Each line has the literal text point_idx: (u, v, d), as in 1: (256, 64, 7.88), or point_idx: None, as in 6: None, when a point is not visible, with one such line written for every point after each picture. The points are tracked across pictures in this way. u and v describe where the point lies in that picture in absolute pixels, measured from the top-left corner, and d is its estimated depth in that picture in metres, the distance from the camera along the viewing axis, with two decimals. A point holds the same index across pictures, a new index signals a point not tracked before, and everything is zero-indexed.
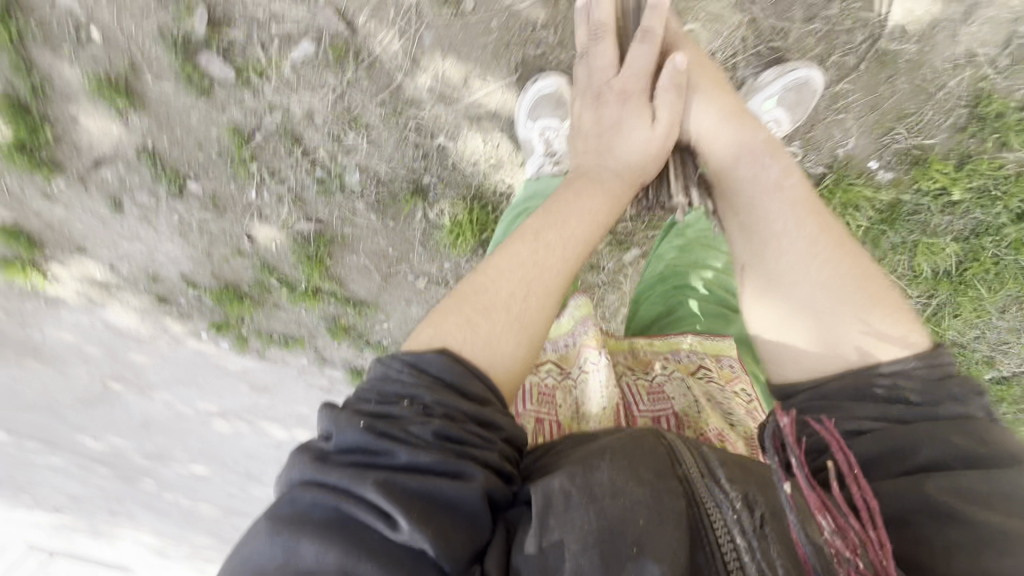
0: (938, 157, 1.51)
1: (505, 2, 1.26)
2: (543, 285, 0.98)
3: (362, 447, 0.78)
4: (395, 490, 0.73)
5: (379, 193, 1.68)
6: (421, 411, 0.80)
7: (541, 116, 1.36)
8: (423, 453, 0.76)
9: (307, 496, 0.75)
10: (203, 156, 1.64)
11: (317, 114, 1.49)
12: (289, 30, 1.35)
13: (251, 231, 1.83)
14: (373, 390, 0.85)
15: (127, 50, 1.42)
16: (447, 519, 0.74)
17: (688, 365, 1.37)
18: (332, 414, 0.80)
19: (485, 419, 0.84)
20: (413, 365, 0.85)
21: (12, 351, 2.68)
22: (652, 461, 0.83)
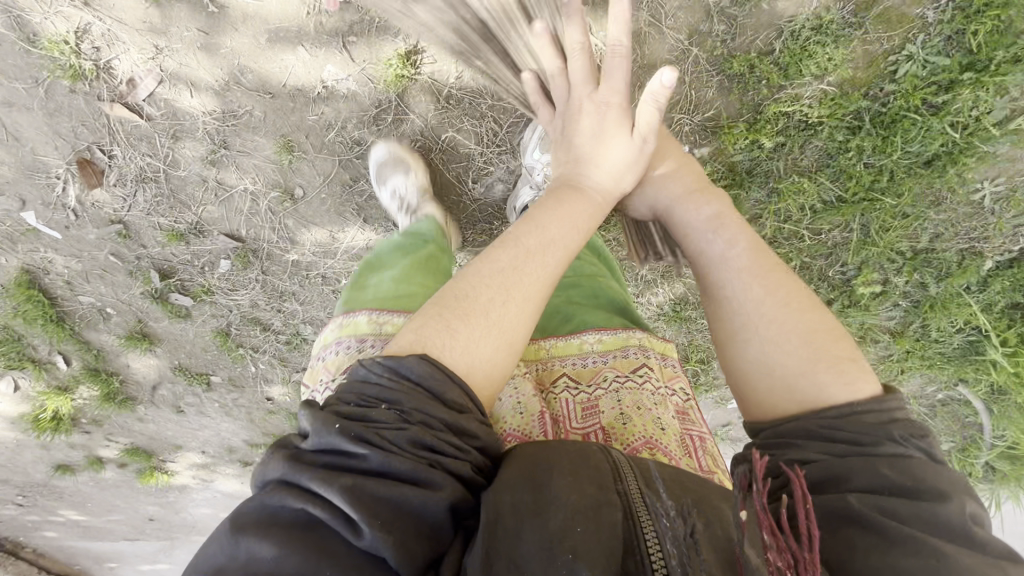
0: (731, 120, 1.45)
1: (321, 177, 1.58)
2: (527, 294, 0.84)
3: (336, 448, 0.69)
4: (362, 498, 0.66)
5: (331, 332, 2.04)
6: (403, 419, 0.72)
7: (389, 178, 1.42)
8: (397, 458, 0.68)
9: (276, 496, 0.66)
10: (210, 356, 2.15)
11: (258, 300, 1.92)
12: (208, 259, 1.79)
13: (268, 393, 2.29)
14: (352, 389, 0.76)
15: (132, 312, 1.99)
16: (409, 530, 0.67)
17: (591, 369, 1.10)
18: (313, 411, 0.71)
19: (468, 432, 0.75)
20: (391, 369, 0.75)
21: (182, 530, 3.45)
22: (596, 470, 0.75)
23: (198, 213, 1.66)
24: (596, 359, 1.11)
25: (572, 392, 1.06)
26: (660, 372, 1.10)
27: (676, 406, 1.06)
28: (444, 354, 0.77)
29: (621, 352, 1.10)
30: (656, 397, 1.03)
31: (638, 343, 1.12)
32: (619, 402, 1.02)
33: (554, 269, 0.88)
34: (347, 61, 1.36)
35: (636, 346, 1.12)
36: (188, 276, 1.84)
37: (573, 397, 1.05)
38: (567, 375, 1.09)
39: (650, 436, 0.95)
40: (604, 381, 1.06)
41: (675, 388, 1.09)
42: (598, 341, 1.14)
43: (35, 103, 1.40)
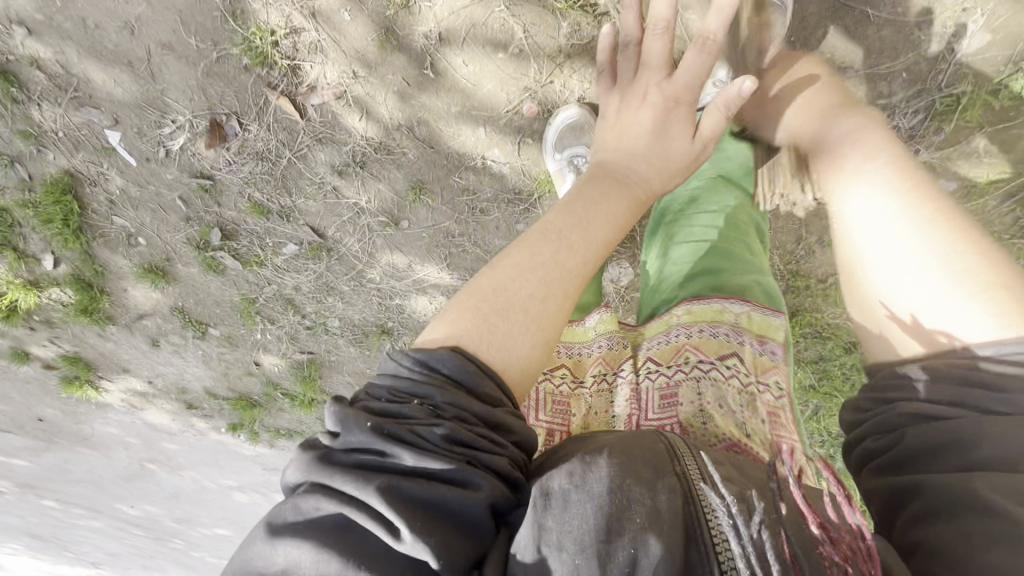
0: None
1: (430, 222, 1.69)
2: (563, 283, 0.83)
3: (369, 447, 0.68)
4: (399, 499, 0.65)
5: (355, 332, 2.13)
6: (437, 411, 0.70)
7: (569, 146, 1.37)
8: (432, 456, 0.67)
9: (309, 502, 0.66)
10: (220, 310, 2.13)
11: (304, 285, 1.96)
12: (279, 238, 1.81)
13: (258, 358, 2.30)
14: (384, 385, 0.75)
15: (164, 248, 1.92)
16: (451, 530, 0.65)
17: (671, 347, 1.14)
18: (338, 410, 0.70)
19: (502, 423, 0.73)
20: (420, 361, 0.74)
21: (68, 439, 3.19)
22: (652, 457, 0.73)
23: (296, 202, 1.69)
24: (679, 335, 1.15)
25: (652, 377, 1.11)
26: (750, 363, 1.11)
27: (771, 401, 1.07)
28: (482, 353, 0.77)
29: (703, 331, 1.14)
30: (742, 397, 1.04)
31: (726, 329, 1.14)
32: (700, 395, 1.04)
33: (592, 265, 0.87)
34: (513, 154, 1.50)
35: (727, 329, 1.14)
36: (248, 242, 1.83)
37: (654, 378, 1.10)
38: (649, 359, 1.15)
39: (735, 438, 0.96)
40: (686, 362, 1.10)
41: (763, 376, 1.11)
42: (686, 317, 1.18)
43: (199, 60, 1.37)
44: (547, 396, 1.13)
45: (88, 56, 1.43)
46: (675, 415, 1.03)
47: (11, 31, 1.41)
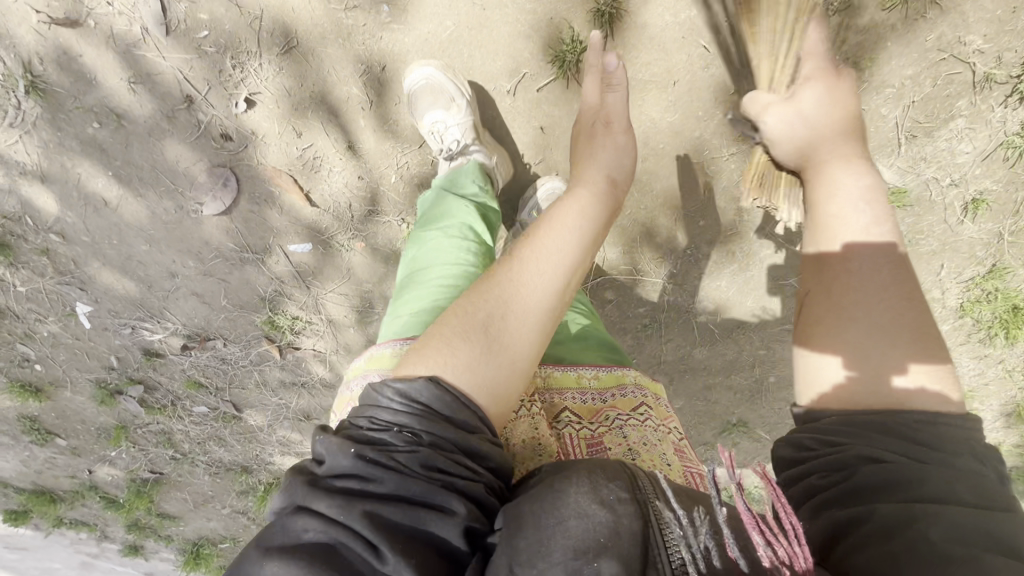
0: None
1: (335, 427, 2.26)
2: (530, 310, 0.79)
3: (354, 474, 0.66)
4: (383, 526, 0.62)
5: (216, 468, 2.46)
6: (412, 439, 0.68)
7: None
8: (413, 481, 0.65)
9: (299, 523, 0.63)
10: (81, 427, 2.22)
11: (193, 430, 2.27)
12: (196, 401, 2.14)
13: (93, 467, 2.38)
14: (363, 414, 0.72)
15: (59, 378, 2.02)
16: (428, 555, 0.62)
17: (591, 406, 1.02)
18: (326, 438, 0.68)
19: (474, 447, 0.70)
20: (402, 394, 0.70)
21: None
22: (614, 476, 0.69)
23: (232, 388, 2.10)
24: (595, 396, 1.04)
25: (575, 427, 0.97)
26: (654, 411, 1.02)
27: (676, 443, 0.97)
28: (454, 376, 0.71)
29: (617, 392, 1.05)
30: (659, 434, 0.96)
31: (632, 385, 1.07)
32: (624, 438, 0.94)
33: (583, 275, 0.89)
34: None
35: (631, 386, 1.07)
36: (162, 396, 2.11)
37: (575, 429, 0.97)
38: (568, 411, 1.00)
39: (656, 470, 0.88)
40: (606, 419, 0.99)
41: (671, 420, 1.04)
42: (595, 378, 1.07)
43: (220, 307, 1.80)
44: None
45: (109, 269, 1.69)
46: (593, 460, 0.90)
47: (41, 232, 1.59)
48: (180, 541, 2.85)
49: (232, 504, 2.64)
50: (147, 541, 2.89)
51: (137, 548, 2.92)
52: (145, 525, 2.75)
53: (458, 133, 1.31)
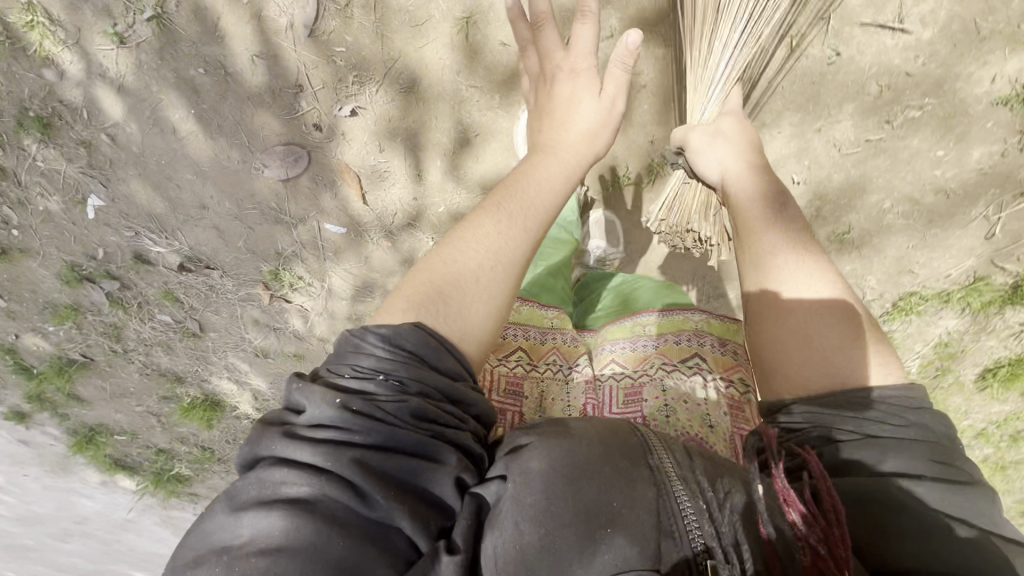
0: None
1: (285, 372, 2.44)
2: (498, 266, 0.86)
3: (335, 423, 0.69)
4: (370, 471, 0.66)
5: (148, 370, 2.51)
6: (401, 388, 0.71)
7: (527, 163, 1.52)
8: (402, 431, 0.69)
9: (278, 473, 0.66)
10: (29, 295, 2.21)
11: (143, 332, 2.32)
12: (163, 310, 2.19)
13: (23, 333, 2.36)
14: (344, 363, 0.75)
15: (28, 248, 2.00)
16: (412, 498, 0.68)
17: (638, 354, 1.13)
18: (303, 384, 0.72)
19: (462, 398, 0.76)
20: (386, 339, 0.74)
21: None
22: (627, 450, 0.74)
23: (203, 311, 2.20)
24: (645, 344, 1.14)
25: (618, 375, 1.10)
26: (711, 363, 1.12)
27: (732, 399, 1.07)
28: (439, 326, 0.80)
29: (672, 342, 1.14)
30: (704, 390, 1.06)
31: (691, 334, 1.15)
32: (663, 392, 1.05)
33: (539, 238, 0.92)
34: None
35: (685, 334, 1.15)
36: (133, 296, 2.14)
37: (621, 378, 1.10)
38: (615, 367, 1.16)
39: (689, 429, 1.00)
40: (657, 367, 1.10)
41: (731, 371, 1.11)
42: (652, 326, 1.17)
43: (230, 245, 1.93)
44: (505, 380, 1.09)
45: (141, 179, 1.76)
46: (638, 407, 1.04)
47: (94, 127, 1.66)
48: (74, 424, 2.83)
49: (149, 406, 2.67)
50: (35, 414, 2.80)
51: (22, 417, 2.80)
52: (44, 399, 2.70)
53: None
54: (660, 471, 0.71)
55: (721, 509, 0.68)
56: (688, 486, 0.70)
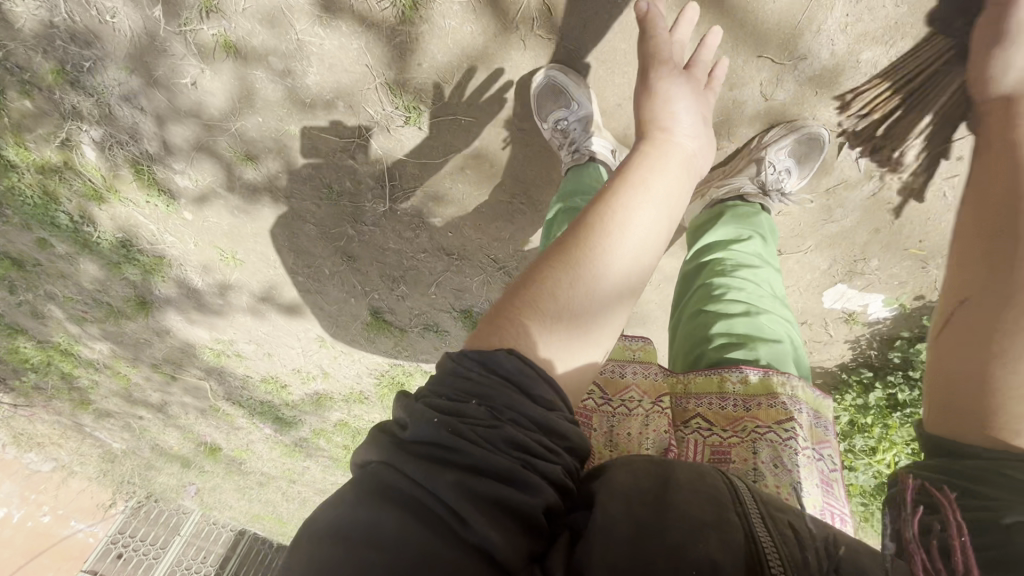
0: None
1: None
2: (585, 304, 0.94)
3: (437, 443, 0.76)
4: (464, 490, 0.71)
5: None
6: (493, 414, 0.79)
7: (549, 113, 1.55)
8: (495, 455, 0.75)
9: (391, 476, 0.73)
10: None
11: None
12: None
13: None
14: (446, 386, 0.85)
15: None
16: (510, 524, 0.71)
17: (728, 414, 1.16)
18: (408, 402, 0.81)
19: (553, 428, 0.82)
20: (486, 366, 0.84)
21: None
22: (710, 497, 0.80)
23: None
24: (735, 401, 1.16)
25: (704, 433, 1.14)
26: (804, 431, 1.14)
27: (821, 473, 1.10)
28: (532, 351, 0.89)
29: (762, 402, 1.14)
30: (796, 458, 1.07)
31: (784, 399, 1.16)
32: (756, 455, 1.07)
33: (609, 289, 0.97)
34: None
35: (790, 399, 1.16)
36: None
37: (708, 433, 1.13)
38: (697, 416, 1.17)
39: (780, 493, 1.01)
40: (743, 431, 1.13)
41: (814, 444, 1.13)
42: (742, 385, 1.17)
43: None
44: (573, 411, 1.21)
45: None
46: (722, 464, 1.06)
47: None
48: None
49: None
50: None
51: None
52: None
53: (580, 129, 1.54)
54: (745, 519, 0.76)
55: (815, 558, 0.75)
56: (778, 548, 0.73)
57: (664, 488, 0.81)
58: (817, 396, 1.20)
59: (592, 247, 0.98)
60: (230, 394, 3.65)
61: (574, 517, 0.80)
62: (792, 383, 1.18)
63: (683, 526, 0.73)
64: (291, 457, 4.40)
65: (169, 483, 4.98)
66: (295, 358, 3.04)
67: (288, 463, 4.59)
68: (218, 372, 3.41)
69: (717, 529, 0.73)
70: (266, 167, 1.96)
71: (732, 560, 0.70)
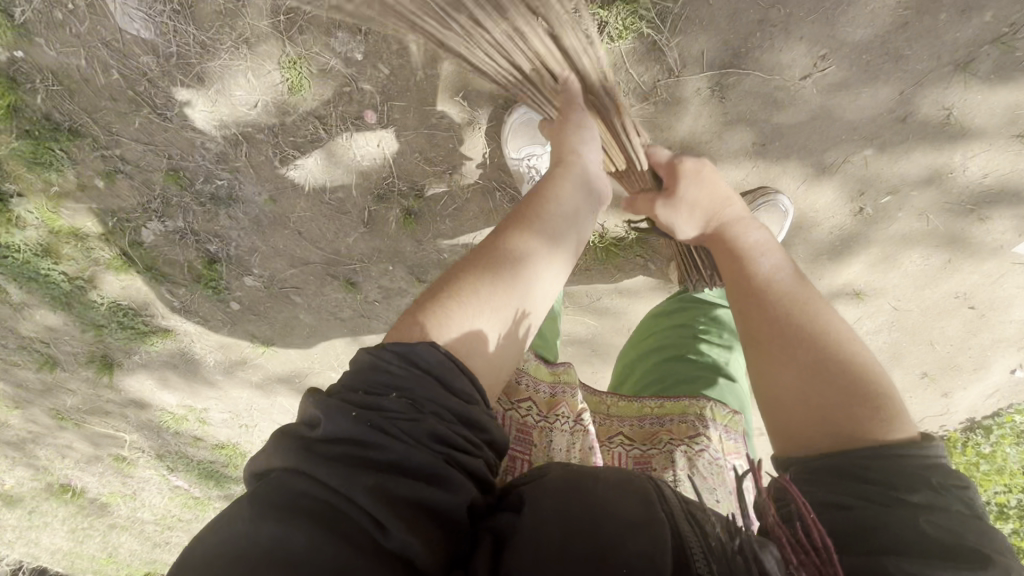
0: (32, 131, 1.62)
1: None
2: (496, 274, 0.94)
3: (352, 438, 0.73)
4: (379, 496, 0.68)
5: None
6: (415, 406, 0.77)
7: None
8: (417, 452, 0.74)
9: (298, 485, 0.69)
10: None
11: None
12: None
13: None
14: (363, 381, 0.80)
15: None
16: (427, 523, 0.69)
17: (646, 430, 1.21)
18: (326, 404, 0.76)
19: (472, 420, 0.81)
20: (405, 354, 0.81)
21: None
22: (637, 499, 0.74)
23: None
24: (653, 417, 1.23)
25: (628, 447, 1.17)
26: (717, 444, 1.16)
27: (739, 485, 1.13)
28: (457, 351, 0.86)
29: (675, 420, 1.21)
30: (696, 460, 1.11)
31: (694, 417, 1.21)
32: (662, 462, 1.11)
33: (518, 250, 0.98)
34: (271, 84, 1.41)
35: (699, 414, 1.21)
36: None
37: (629, 450, 1.16)
38: (622, 436, 1.21)
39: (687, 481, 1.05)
40: (658, 443, 1.16)
41: (728, 458, 1.15)
42: (659, 406, 1.26)
43: None
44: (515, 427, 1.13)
45: None
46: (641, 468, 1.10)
47: None
48: None
49: None
50: None
51: None
52: None
53: None
54: (673, 516, 0.71)
55: (720, 539, 0.67)
56: (706, 542, 0.67)
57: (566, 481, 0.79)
58: (730, 411, 1.25)
59: (506, 233, 1.00)
60: (153, 448, 3.28)
61: (495, 518, 0.75)
62: (705, 402, 1.24)
63: (614, 526, 0.67)
64: (189, 507, 4.00)
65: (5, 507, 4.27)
66: None
67: (178, 510, 4.15)
68: (156, 428, 3.05)
69: (645, 525, 0.67)
70: (367, 295, 2.08)
71: (662, 550, 0.63)
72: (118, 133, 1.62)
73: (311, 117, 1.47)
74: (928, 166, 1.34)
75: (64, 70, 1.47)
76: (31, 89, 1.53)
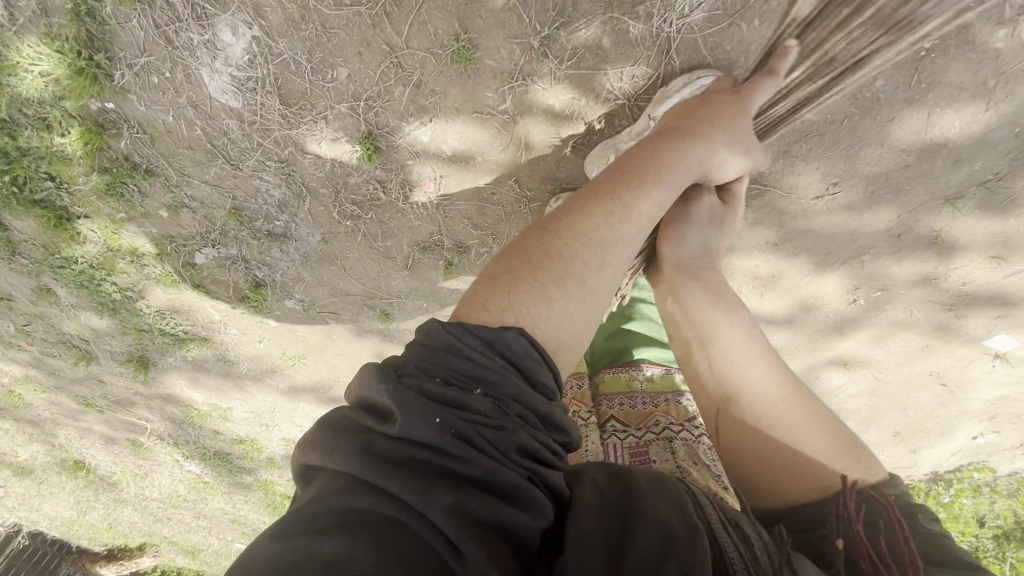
0: (109, 169, 1.76)
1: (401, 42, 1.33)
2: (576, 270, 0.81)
3: (431, 444, 0.60)
4: (462, 514, 0.56)
5: None
6: (500, 407, 0.64)
7: None
8: (503, 467, 0.61)
9: (365, 491, 0.56)
10: None
11: None
12: None
13: None
14: (439, 366, 0.66)
15: None
16: (506, 546, 0.58)
17: (639, 412, 1.26)
18: (392, 391, 0.62)
19: (554, 422, 0.69)
20: (490, 344, 0.67)
21: None
22: (658, 505, 0.72)
23: None
24: (645, 399, 1.28)
25: (624, 435, 1.21)
26: None
27: None
28: (538, 332, 0.74)
29: (665, 400, 1.28)
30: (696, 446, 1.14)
31: (686, 396, 1.29)
32: (668, 452, 1.12)
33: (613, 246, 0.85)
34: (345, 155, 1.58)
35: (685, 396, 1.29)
36: None
37: (624, 436, 1.20)
38: (614, 421, 1.26)
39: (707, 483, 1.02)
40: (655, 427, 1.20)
41: None
42: (650, 384, 1.32)
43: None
44: None
45: None
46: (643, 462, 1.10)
47: None
48: None
49: None
50: None
51: None
52: None
53: None
54: (700, 522, 0.72)
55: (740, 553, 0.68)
56: (737, 553, 0.70)
57: (613, 495, 0.73)
58: None
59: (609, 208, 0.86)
60: (172, 436, 3.44)
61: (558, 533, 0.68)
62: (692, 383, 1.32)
63: (643, 537, 0.65)
64: (197, 490, 4.17)
65: (14, 477, 4.40)
66: (290, 432, 3.11)
67: (185, 491, 4.32)
68: (177, 420, 3.21)
69: (669, 534, 0.67)
70: (399, 325, 2.25)
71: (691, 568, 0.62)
72: (191, 176, 1.76)
73: (373, 182, 1.63)
74: (919, 271, 1.53)
75: (149, 123, 1.61)
76: (117, 135, 1.66)
